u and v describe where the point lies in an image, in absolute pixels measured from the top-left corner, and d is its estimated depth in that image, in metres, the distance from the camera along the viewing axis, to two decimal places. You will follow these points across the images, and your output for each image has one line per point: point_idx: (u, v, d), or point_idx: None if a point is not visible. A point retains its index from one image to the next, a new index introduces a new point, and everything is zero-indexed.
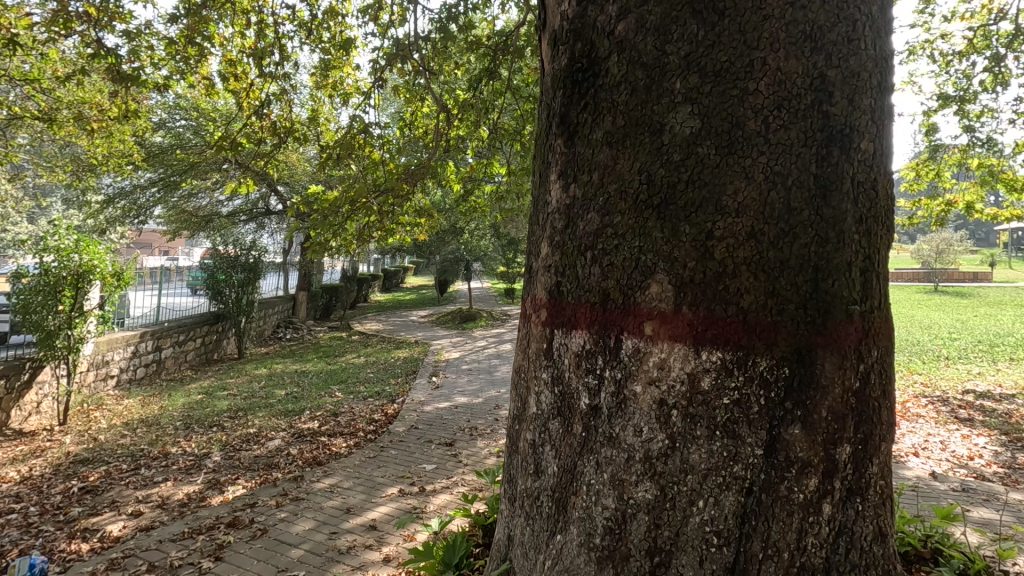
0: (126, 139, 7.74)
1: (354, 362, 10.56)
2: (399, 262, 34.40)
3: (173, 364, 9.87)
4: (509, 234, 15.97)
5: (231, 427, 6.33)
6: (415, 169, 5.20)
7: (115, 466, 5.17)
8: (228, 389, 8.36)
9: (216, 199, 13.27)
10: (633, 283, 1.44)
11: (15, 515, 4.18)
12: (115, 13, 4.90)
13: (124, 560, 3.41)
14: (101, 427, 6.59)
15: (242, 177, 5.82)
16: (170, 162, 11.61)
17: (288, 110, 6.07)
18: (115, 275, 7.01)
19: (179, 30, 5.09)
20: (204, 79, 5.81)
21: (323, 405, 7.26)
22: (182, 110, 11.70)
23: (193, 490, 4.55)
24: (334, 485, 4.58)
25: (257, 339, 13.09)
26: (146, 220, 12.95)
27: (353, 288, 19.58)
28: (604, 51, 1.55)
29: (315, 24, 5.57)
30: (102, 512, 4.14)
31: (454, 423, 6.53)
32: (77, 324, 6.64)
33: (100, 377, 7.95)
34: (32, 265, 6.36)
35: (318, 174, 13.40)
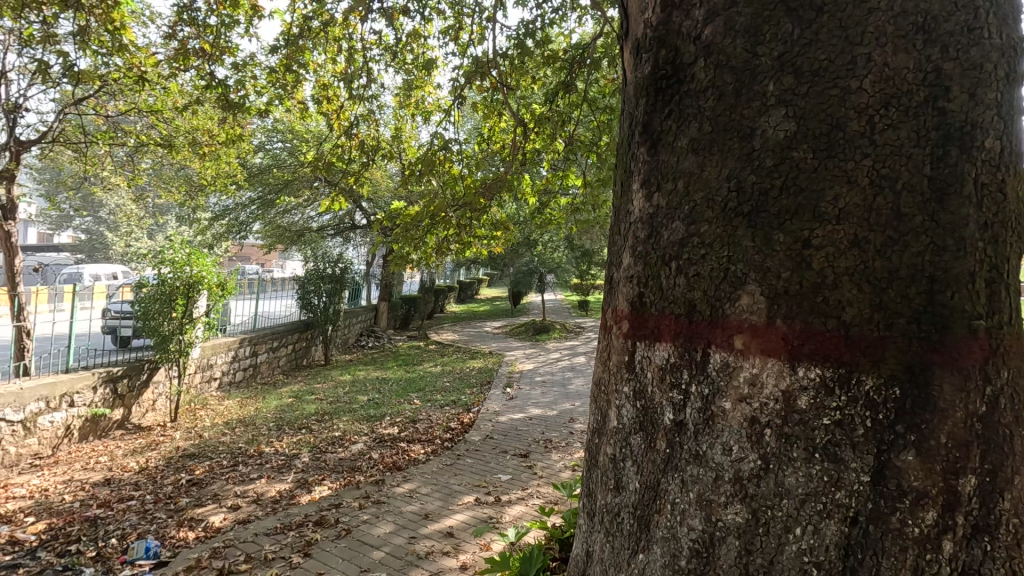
0: (232, 161, 8.47)
1: (431, 370, 10.87)
2: (473, 274, 35.12)
3: (268, 368, 10.60)
4: (584, 245, 15.90)
5: (318, 430, 6.70)
6: (492, 184, 5.30)
7: (217, 462, 5.60)
8: (316, 394, 8.87)
9: (307, 215, 14.19)
10: (722, 294, 1.38)
11: (134, 501, 4.64)
12: (225, 47, 5.40)
13: (225, 550, 3.67)
14: (205, 425, 7.18)
15: (331, 194, 6.21)
16: (267, 181, 12.61)
17: (374, 129, 6.41)
18: (219, 286, 7.66)
19: (279, 60, 5.53)
20: (300, 103, 6.27)
21: (402, 412, 7.50)
22: (280, 132, 12.66)
23: (284, 488, 4.84)
24: (412, 490, 4.71)
25: (342, 346, 13.81)
26: (246, 235, 14.07)
27: (431, 299, 20.23)
28: (689, 57, 1.51)
29: (399, 47, 5.85)
30: (206, 504, 4.50)
31: (529, 434, 6.54)
32: (187, 330, 7.29)
33: (206, 379, 8.69)
34: (152, 276, 7.08)
35: (399, 189, 14.01)
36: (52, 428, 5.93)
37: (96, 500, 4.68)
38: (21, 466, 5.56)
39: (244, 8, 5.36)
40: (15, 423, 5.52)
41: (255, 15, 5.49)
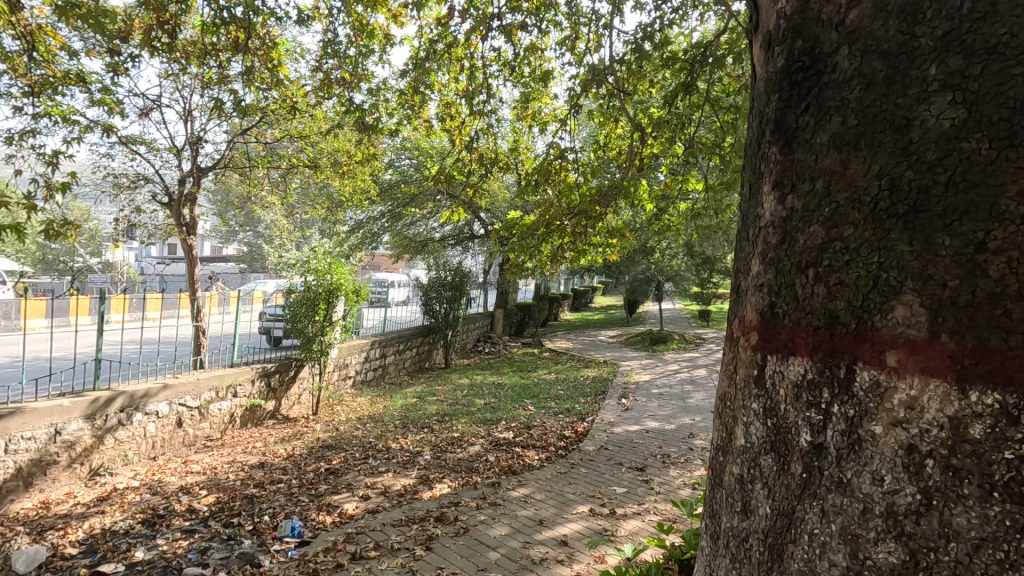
0: (366, 178, 9.26)
1: (545, 377, 10.95)
2: (587, 282, 34.91)
3: (395, 369, 11.38)
4: (705, 252, 15.15)
5: (439, 430, 7.04)
6: (608, 191, 5.24)
7: (351, 454, 6.11)
8: (437, 395, 9.34)
9: (431, 226, 15.05)
10: (871, 305, 1.24)
11: (283, 484, 5.21)
12: (362, 75, 5.92)
13: (357, 536, 3.99)
14: (341, 419, 7.88)
15: (453, 206, 6.54)
16: (396, 195, 13.58)
17: (493, 142, 6.66)
18: (354, 292, 8.38)
19: (408, 83, 5.96)
20: (426, 122, 6.69)
21: (517, 417, 7.63)
22: (407, 150, 13.59)
23: (408, 483, 5.14)
24: (527, 495, 4.78)
25: (461, 351, 14.43)
26: (377, 246, 15.24)
27: (545, 306, 20.41)
28: (831, 45, 1.39)
29: (517, 62, 6.02)
30: (341, 492, 4.93)
31: (645, 447, 6.34)
32: (328, 332, 8.05)
33: (342, 377, 9.53)
34: (299, 283, 7.93)
35: (516, 199, 14.36)
36: (220, 414, 6.86)
37: (253, 480, 5.33)
38: (197, 445, 6.49)
39: (378, 37, 5.85)
40: (193, 409, 6.47)
41: (388, 43, 5.97)
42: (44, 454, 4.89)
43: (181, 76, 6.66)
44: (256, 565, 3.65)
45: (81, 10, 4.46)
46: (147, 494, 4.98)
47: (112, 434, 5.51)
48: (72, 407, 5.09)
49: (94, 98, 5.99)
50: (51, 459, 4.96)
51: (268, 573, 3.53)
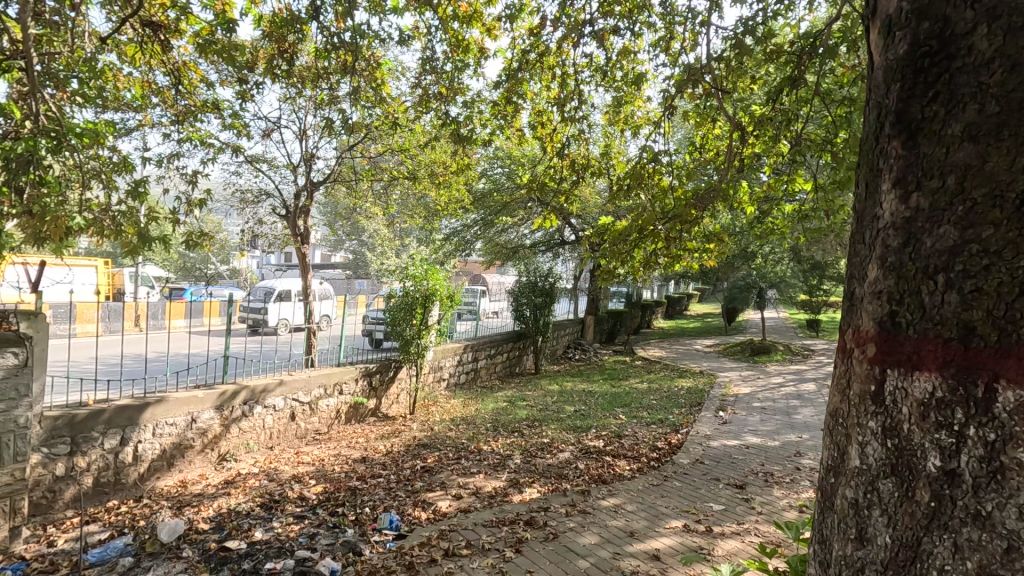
0: (461, 187, 9.59)
1: (638, 386, 10.68)
2: (681, 289, 33.64)
3: (487, 373, 11.65)
4: (814, 256, 14.04)
5: (529, 434, 7.10)
6: (705, 194, 5.03)
7: (444, 453, 6.33)
8: (527, 400, 9.43)
9: (522, 233, 15.23)
10: (1016, 318, 1.19)
11: (382, 478, 5.51)
12: (458, 89, 6.14)
13: (450, 533, 4.12)
14: (436, 419, 8.19)
15: (544, 213, 6.60)
16: (488, 204, 13.91)
17: (584, 148, 6.64)
18: (449, 297, 8.69)
19: (501, 94, 6.11)
20: (518, 131, 6.81)
21: (607, 426, 7.51)
22: (500, 159, 13.88)
23: (499, 485, 5.23)
24: (618, 505, 4.68)
25: (551, 357, 14.45)
26: (470, 253, 15.69)
27: (637, 314, 19.91)
28: (964, 26, 1.28)
29: (609, 67, 5.96)
30: (435, 490, 5.12)
31: (745, 463, 5.98)
32: (424, 335, 8.40)
33: (437, 379, 9.91)
34: (398, 288, 8.35)
35: (607, 204, 14.18)
36: (328, 410, 7.39)
37: (356, 473, 5.68)
38: (308, 438, 7.04)
39: (473, 52, 6.05)
40: (304, 404, 7.03)
41: (482, 56, 6.15)
42: (183, 439, 5.53)
43: (297, 98, 7.29)
44: (357, 553, 3.89)
45: (218, 46, 5.05)
46: (265, 480, 5.47)
47: (237, 424, 6.12)
48: (205, 398, 5.73)
49: (226, 123, 6.73)
50: (188, 444, 5.60)
51: (369, 562, 3.74)
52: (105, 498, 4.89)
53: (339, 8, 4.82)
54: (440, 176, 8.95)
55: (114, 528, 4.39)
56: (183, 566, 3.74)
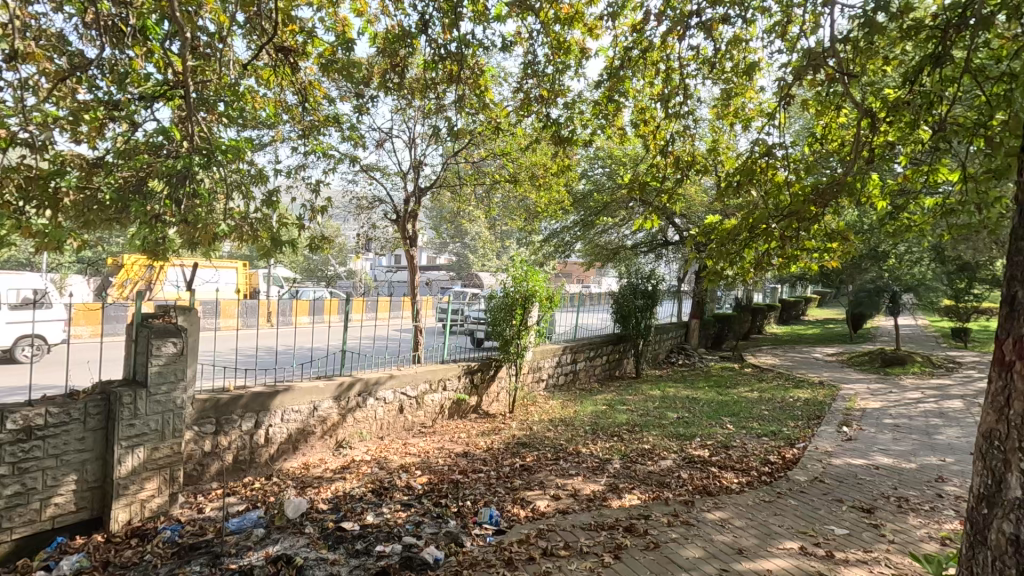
0: (561, 189, 9.61)
1: (747, 395, 10.03)
2: (798, 292, 31.16)
3: (585, 375, 11.55)
4: (961, 255, 12.35)
5: (629, 440, 6.94)
6: (826, 189, 4.61)
7: (543, 453, 6.37)
8: (627, 405, 9.22)
9: (623, 234, 14.92)
10: None
11: (483, 474, 5.66)
12: (559, 90, 6.16)
13: (548, 533, 4.14)
14: (535, 419, 8.27)
15: (646, 212, 6.42)
16: (588, 205, 13.75)
17: (690, 144, 6.36)
18: (548, 298, 8.72)
19: (602, 93, 6.04)
20: (620, 129, 6.69)
21: (713, 435, 7.14)
22: (600, 159, 13.70)
23: (597, 489, 5.17)
24: (725, 520, 4.43)
25: (652, 361, 14.01)
26: (569, 254, 15.62)
27: (747, 318, 18.71)
28: None
29: (717, 58, 5.67)
30: (534, 489, 5.17)
31: (873, 486, 5.40)
32: (523, 335, 8.51)
33: (536, 379, 10.00)
34: (499, 290, 8.53)
35: (714, 203, 13.48)
36: (433, 404, 7.74)
37: (458, 467, 5.89)
38: (414, 430, 7.41)
39: (575, 52, 6.04)
40: (411, 398, 7.41)
41: (583, 56, 6.12)
42: (306, 425, 6.07)
43: (408, 109, 7.71)
44: (459, 544, 4.03)
45: (338, 65, 5.49)
46: (376, 468, 5.85)
47: (352, 414, 6.59)
48: (325, 388, 6.24)
49: (344, 135, 7.29)
50: (310, 430, 6.13)
51: (469, 554, 3.86)
52: (242, 474, 5.48)
53: (446, 19, 5.04)
54: (541, 178, 9.05)
55: (249, 501, 4.91)
56: (305, 541, 4.10)
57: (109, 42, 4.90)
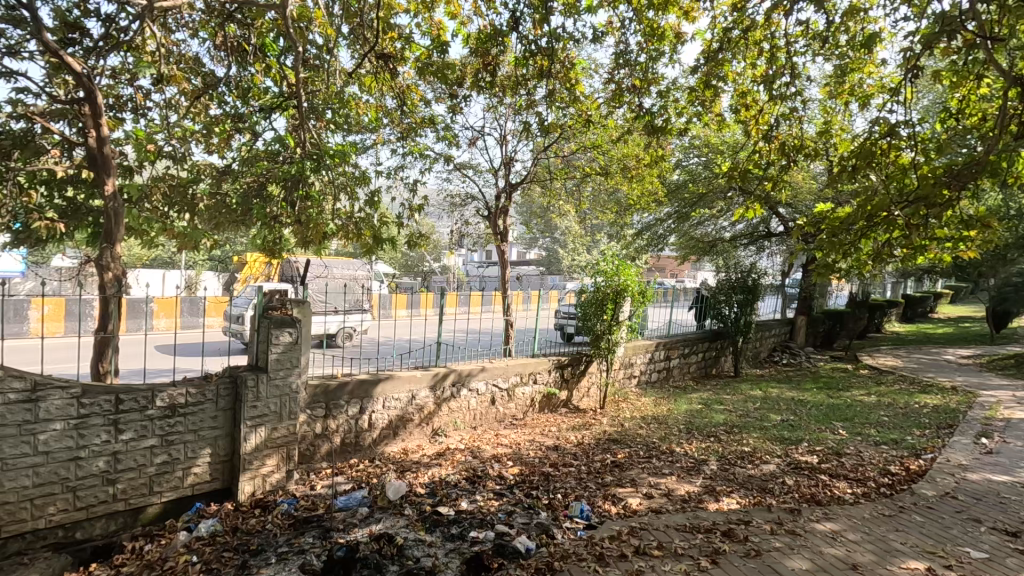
0: (654, 180, 9.33)
1: (863, 399, 9.20)
2: (925, 287, 27.97)
3: (679, 372, 11.16)
4: None
5: (727, 441, 6.62)
6: (961, 170, 4.10)
7: (635, 451, 6.25)
8: (725, 404, 8.80)
9: (721, 226, 14.19)
10: None
11: (573, 468, 5.66)
12: (652, 79, 5.97)
13: (640, 531, 4.07)
14: (627, 416, 8.13)
15: (748, 202, 6.06)
16: (683, 196, 13.17)
17: (798, 128, 5.91)
18: (641, 293, 8.48)
19: (699, 79, 5.78)
20: (718, 116, 6.36)
21: (823, 441, 6.62)
22: (696, 148, 13.09)
23: (693, 490, 4.99)
24: (836, 532, 4.11)
25: (753, 360, 13.24)
26: (663, 248, 15.09)
27: (863, 315, 17.10)
28: None
29: (829, 32, 5.22)
30: (626, 486, 5.09)
31: (1020, 506, 4.75)
32: (615, 331, 8.37)
33: (627, 375, 9.81)
34: (590, 284, 8.46)
35: (826, 190, 12.44)
36: (524, 397, 7.85)
37: (549, 460, 5.94)
38: (506, 422, 7.57)
39: (670, 38, 5.84)
40: (503, 390, 7.57)
41: (678, 41, 5.90)
42: (405, 412, 6.40)
43: (499, 107, 7.85)
44: (550, 536, 4.07)
45: (434, 67, 5.71)
46: (469, 457, 6.05)
47: (447, 403, 6.87)
48: (422, 377, 6.54)
49: (439, 135, 7.55)
50: (409, 417, 6.45)
51: (561, 546, 3.89)
52: (348, 455, 5.89)
53: (536, 15, 5.08)
54: (633, 170, 8.85)
55: (355, 481, 5.27)
56: (405, 522, 4.34)
57: (235, 60, 5.44)
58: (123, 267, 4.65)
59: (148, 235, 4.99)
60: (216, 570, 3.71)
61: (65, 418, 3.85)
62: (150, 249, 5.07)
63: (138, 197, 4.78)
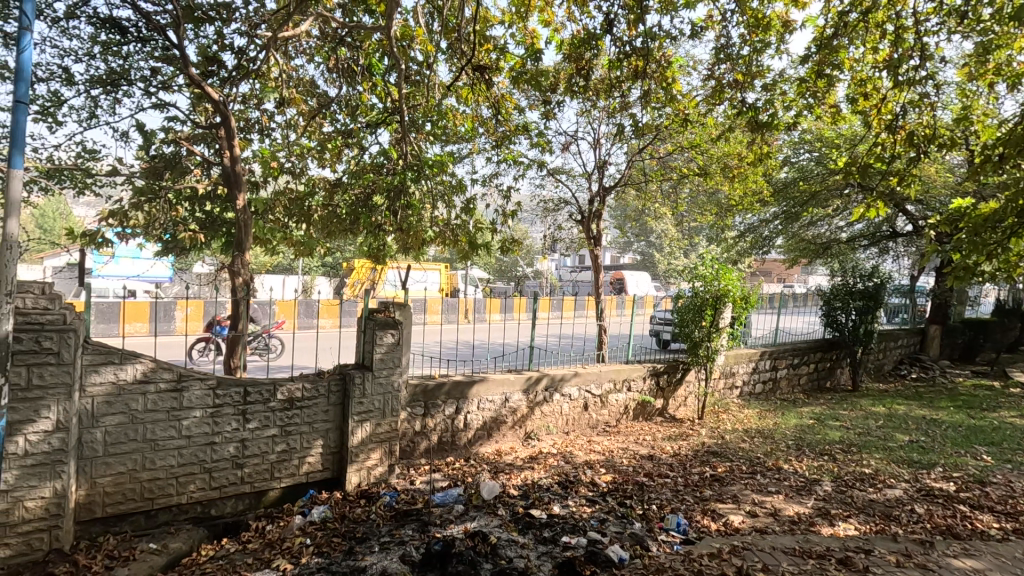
0: (758, 179, 8.80)
1: (1013, 422, 8.03)
2: None
3: (787, 384, 10.41)
4: None
5: (843, 461, 6.07)
6: None
7: (737, 465, 5.91)
8: (841, 421, 8.06)
9: (836, 226, 13.04)
10: None
11: (669, 480, 5.46)
12: (756, 72, 5.66)
13: (742, 551, 3.85)
14: (727, 428, 7.70)
15: (868, 199, 5.54)
16: (793, 195, 12.06)
17: (928, 115, 5.31)
18: (743, 299, 7.98)
19: (810, 69, 5.37)
20: (832, 107, 5.87)
21: (962, 467, 5.87)
22: (808, 142, 12.13)
23: (803, 511, 4.62)
24: (979, 571, 3.62)
25: (875, 373, 12.02)
26: (768, 251, 13.94)
27: (1014, 325, 14.94)
28: None
29: (968, 6, 4.63)
30: (726, 502, 4.83)
31: None
32: (714, 338, 7.96)
33: (728, 386, 9.29)
34: (688, 290, 8.14)
35: (965, 183, 11.01)
36: (617, 404, 7.70)
37: (643, 469, 5.78)
38: (599, 428, 7.48)
39: (776, 27, 5.50)
40: (596, 396, 7.48)
41: (786, 30, 5.54)
42: (499, 414, 6.53)
43: (592, 111, 7.81)
44: (645, 547, 3.96)
45: (528, 75, 5.81)
46: (562, 461, 6.04)
47: (540, 407, 6.91)
48: (515, 380, 6.64)
49: (533, 142, 7.65)
50: (502, 419, 6.58)
51: (656, 559, 3.78)
52: (445, 454, 6.12)
53: (631, 15, 5.00)
54: (735, 169, 8.40)
55: (451, 479, 5.46)
56: (498, 521, 4.42)
57: (345, 80, 5.88)
58: (250, 272, 5.18)
59: (271, 244, 5.52)
60: (326, 553, 4.01)
61: (202, 407, 4.35)
62: (273, 256, 5.61)
63: (264, 210, 5.32)
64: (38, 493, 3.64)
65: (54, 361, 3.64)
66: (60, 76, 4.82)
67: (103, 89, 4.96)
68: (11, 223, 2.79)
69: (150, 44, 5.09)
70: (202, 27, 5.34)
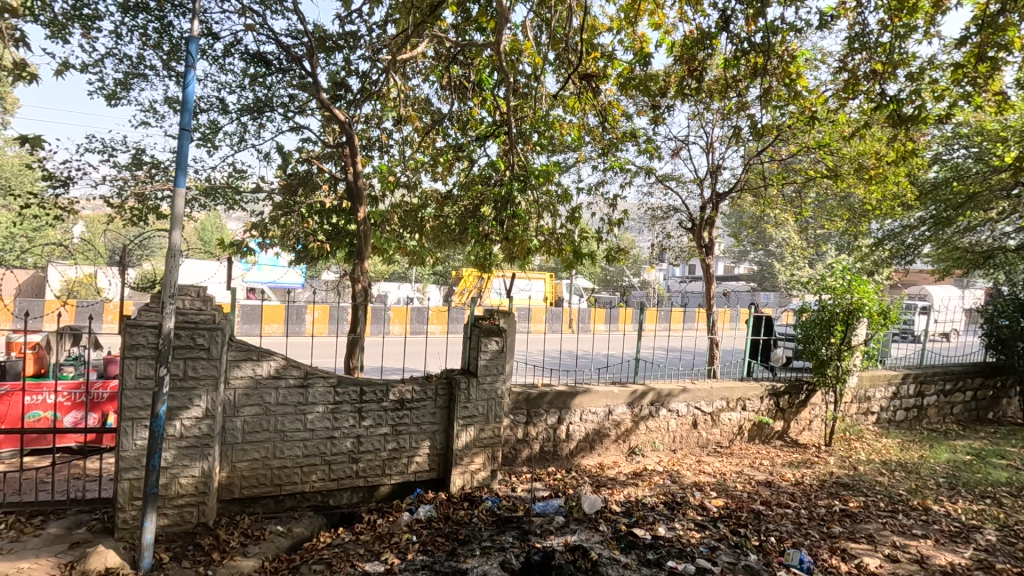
0: (901, 181, 7.85)
1: None
2: None
3: (936, 413, 9.12)
4: None
5: (1012, 506, 5.16)
6: None
7: (873, 501, 5.25)
8: (1008, 459, 6.88)
9: (1001, 232, 11.25)
10: None
11: (790, 510, 4.97)
12: (899, 61, 5.06)
13: None
14: (861, 458, 6.89)
15: None
16: (944, 197, 10.53)
17: None
18: (881, 314, 7.09)
19: (967, 53, 4.68)
20: (997, 95, 5.07)
21: None
22: (964, 137, 10.60)
23: (958, 562, 3.98)
24: None
25: None
26: (913, 261, 12.21)
27: None
28: None
29: None
30: (860, 542, 4.30)
31: None
32: (846, 357, 7.16)
33: (862, 411, 8.31)
34: (815, 303, 7.44)
35: None
36: (730, 424, 7.21)
37: (760, 496, 5.34)
38: (709, 448, 7.03)
39: (923, 9, 4.88)
40: (707, 413, 7.04)
41: (936, 12, 4.91)
42: (602, 427, 6.38)
43: (705, 114, 7.46)
44: None
45: (637, 81, 5.68)
46: (668, 481, 5.74)
47: (645, 422, 6.65)
48: (620, 393, 6.45)
49: (640, 149, 7.45)
50: (605, 432, 6.41)
51: None
52: (547, 463, 6.09)
53: (750, 10, 4.70)
54: (871, 170, 7.56)
55: (552, 489, 5.41)
56: (600, 537, 4.29)
57: (457, 96, 6.12)
58: (368, 279, 5.54)
59: (387, 254, 5.88)
60: (430, 551, 4.14)
61: (325, 403, 4.70)
62: (388, 265, 5.98)
63: (382, 221, 5.70)
64: (190, 471, 4.16)
65: (205, 355, 4.14)
66: (217, 106, 5.52)
67: (250, 116, 5.61)
68: (176, 234, 3.21)
69: (290, 73, 5.67)
70: (333, 55, 5.85)
